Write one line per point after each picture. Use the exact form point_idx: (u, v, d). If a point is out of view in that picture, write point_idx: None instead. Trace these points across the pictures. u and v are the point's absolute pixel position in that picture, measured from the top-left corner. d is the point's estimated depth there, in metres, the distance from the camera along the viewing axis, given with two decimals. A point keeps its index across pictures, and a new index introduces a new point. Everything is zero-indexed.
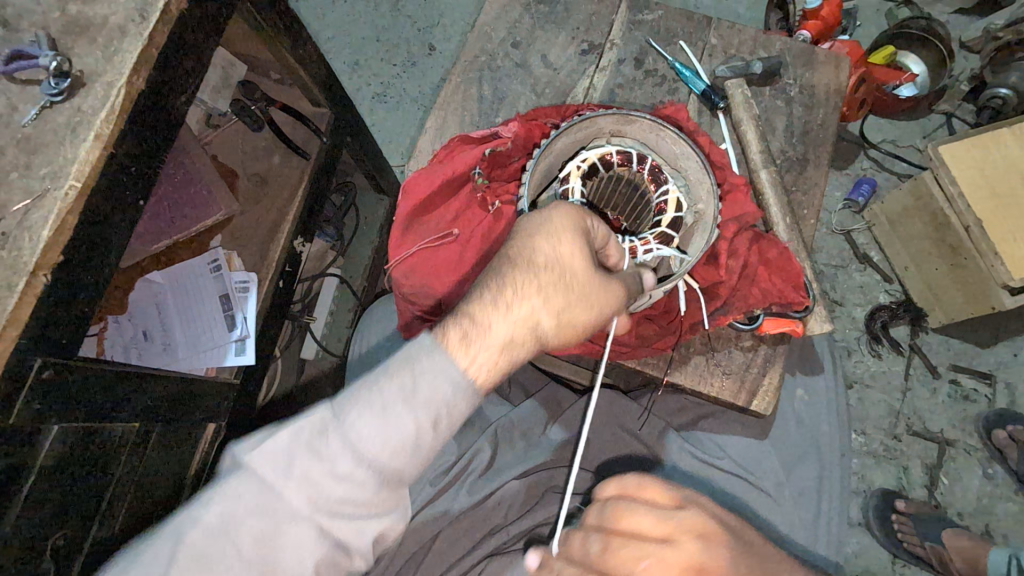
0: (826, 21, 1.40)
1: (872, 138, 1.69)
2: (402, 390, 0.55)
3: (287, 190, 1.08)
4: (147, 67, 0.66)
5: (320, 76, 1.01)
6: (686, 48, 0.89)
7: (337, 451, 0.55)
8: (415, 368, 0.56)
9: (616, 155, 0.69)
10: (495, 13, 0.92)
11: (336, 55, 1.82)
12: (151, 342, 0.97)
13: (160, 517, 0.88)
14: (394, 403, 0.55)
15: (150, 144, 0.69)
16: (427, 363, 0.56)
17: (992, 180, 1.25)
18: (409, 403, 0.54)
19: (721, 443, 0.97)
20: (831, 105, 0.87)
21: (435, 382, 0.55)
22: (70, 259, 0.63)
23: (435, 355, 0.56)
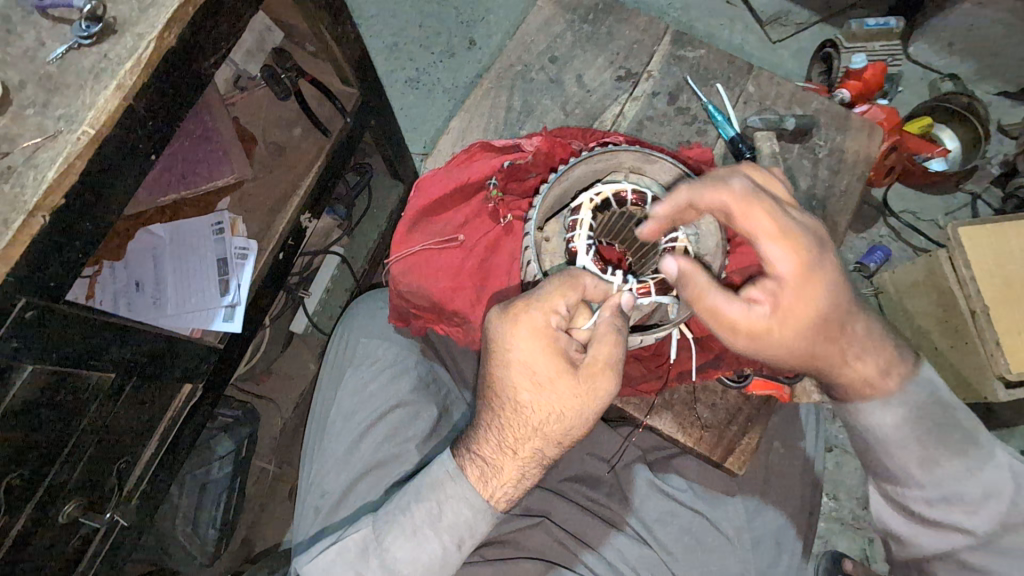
0: (867, 84, 1.40)
1: (893, 207, 1.68)
2: (430, 515, 0.70)
3: (302, 165, 1.06)
4: (180, 25, 0.66)
5: (353, 57, 1.01)
6: (722, 91, 0.88)
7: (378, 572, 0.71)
8: (439, 495, 0.70)
9: (632, 194, 0.67)
10: (537, 25, 0.92)
11: (376, 34, 1.81)
12: (141, 294, 0.97)
13: (121, 470, 0.88)
14: (423, 528, 0.70)
15: (170, 101, 0.69)
16: (450, 491, 0.70)
17: (1009, 273, 1.25)
18: (435, 528, 0.69)
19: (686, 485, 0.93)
20: (857, 172, 0.85)
21: (458, 510, 0.69)
22: (70, 205, 0.62)
23: (457, 486, 0.70)
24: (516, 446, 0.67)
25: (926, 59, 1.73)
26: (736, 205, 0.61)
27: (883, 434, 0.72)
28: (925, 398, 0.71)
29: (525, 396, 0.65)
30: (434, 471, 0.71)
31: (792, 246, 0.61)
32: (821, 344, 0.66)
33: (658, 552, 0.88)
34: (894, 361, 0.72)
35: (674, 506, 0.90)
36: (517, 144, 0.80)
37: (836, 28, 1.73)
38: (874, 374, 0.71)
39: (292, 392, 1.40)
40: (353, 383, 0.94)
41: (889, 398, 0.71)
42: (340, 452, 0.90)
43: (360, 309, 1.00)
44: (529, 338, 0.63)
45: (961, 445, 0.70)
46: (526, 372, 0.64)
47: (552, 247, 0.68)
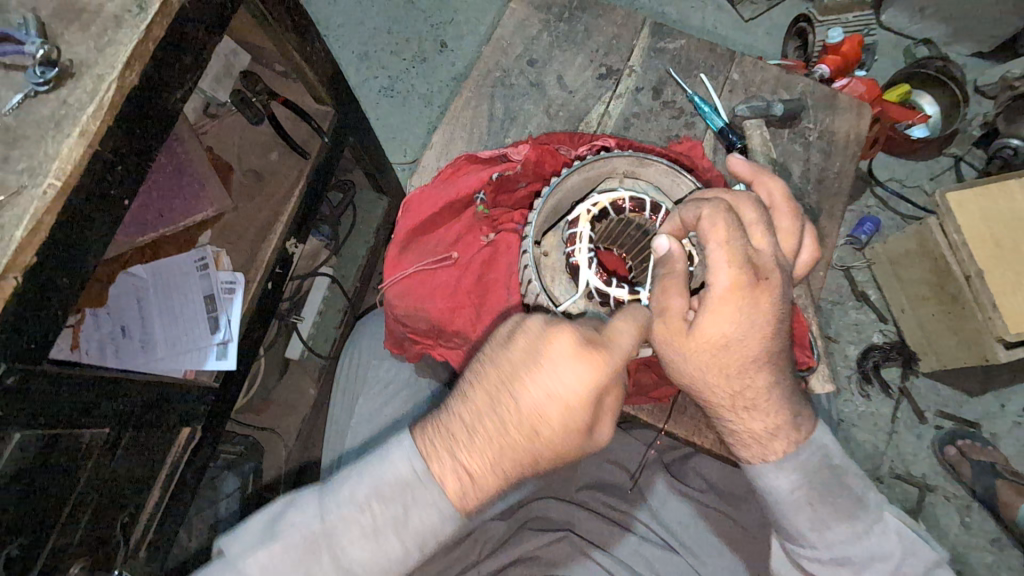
0: (845, 56, 1.39)
1: (879, 176, 1.69)
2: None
3: (283, 192, 1.04)
4: (141, 64, 0.63)
5: (325, 74, 0.98)
6: (706, 81, 0.86)
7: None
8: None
9: (628, 201, 0.64)
10: (512, 27, 0.89)
11: (345, 45, 1.77)
12: (128, 339, 0.91)
13: (125, 522, 0.85)
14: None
15: (141, 143, 0.66)
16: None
17: (1002, 233, 1.24)
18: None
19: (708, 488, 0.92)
20: (849, 152, 0.84)
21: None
22: (44, 262, 0.59)
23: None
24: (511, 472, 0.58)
25: (899, 26, 1.73)
26: (710, 215, 0.57)
27: (779, 499, 0.67)
28: (824, 456, 0.66)
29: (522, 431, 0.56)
30: None
31: (735, 267, 0.56)
32: (720, 376, 0.60)
33: (684, 556, 0.86)
34: (799, 418, 0.66)
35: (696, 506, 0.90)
36: (503, 154, 0.77)
37: (807, 2, 1.72)
38: (762, 433, 0.65)
39: (293, 420, 1.38)
40: (366, 411, 0.92)
41: (786, 462, 0.65)
42: None
43: (364, 336, 0.99)
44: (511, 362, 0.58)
45: (851, 510, 0.68)
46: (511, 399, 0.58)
47: (551, 263, 0.65)
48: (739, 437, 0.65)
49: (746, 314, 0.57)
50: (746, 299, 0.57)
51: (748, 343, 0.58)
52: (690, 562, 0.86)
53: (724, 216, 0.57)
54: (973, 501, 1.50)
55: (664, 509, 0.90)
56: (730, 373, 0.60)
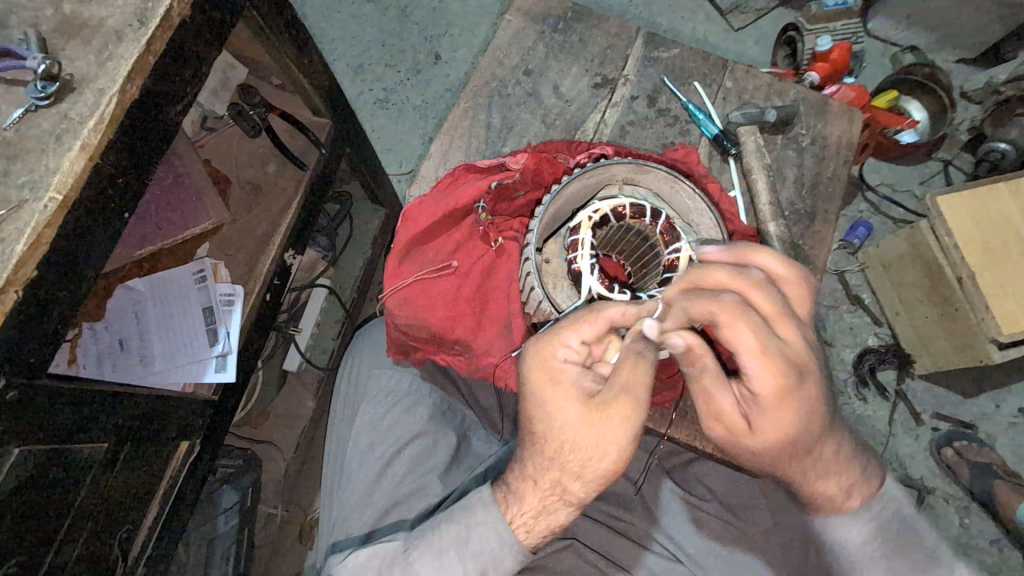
0: (834, 64, 1.41)
1: (870, 181, 1.71)
2: (456, 539, 0.67)
3: (282, 203, 1.05)
4: (143, 77, 0.63)
5: (322, 86, 0.98)
6: (700, 89, 0.88)
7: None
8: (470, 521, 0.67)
9: (629, 208, 0.65)
10: (507, 38, 0.90)
11: (340, 57, 1.78)
12: (127, 353, 0.91)
13: (122, 537, 0.84)
14: (449, 551, 0.67)
15: (142, 156, 0.66)
16: (481, 518, 0.67)
17: (990, 236, 1.26)
18: (461, 553, 0.66)
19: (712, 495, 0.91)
20: (842, 157, 0.85)
21: (487, 538, 0.66)
22: (44, 276, 0.59)
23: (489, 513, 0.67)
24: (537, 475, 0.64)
25: (885, 34, 1.76)
26: (724, 318, 0.57)
27: (848, 548, 0.74)
28: (894, 510, 0.73)
29: (555, 432, 0.61)
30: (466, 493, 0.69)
31: (779, 371, 0.58)
32: (789, 460, 0.67)
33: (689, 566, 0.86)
34: (863, 472, 0.72)
35: (699, 514, 0.89)
36: (502, 163, 0.78)
37: (795, 11, 1.75)
38: (836, 493, 0.72)
39: (291, 432, 1.37)
40: (367, 417, 0.92)
41: (855, 514, 0.73)
42: (360, 491, 0.87)
43: (363, 347, 0.99)
44: (541, 373, 0.62)
45: (925, 564, 0.71)
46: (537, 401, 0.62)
47: (553, 269, 0.66)
48: (816, 499, 0.73)
49: (778, 357, 0.57)
50: (770, 346, 0.58)
51: (810, 432, 0.63)
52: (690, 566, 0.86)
53: (743, 312, 0.56)
54: (972, 502, 1.50)
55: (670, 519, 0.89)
56: (803, 454, 0.66)
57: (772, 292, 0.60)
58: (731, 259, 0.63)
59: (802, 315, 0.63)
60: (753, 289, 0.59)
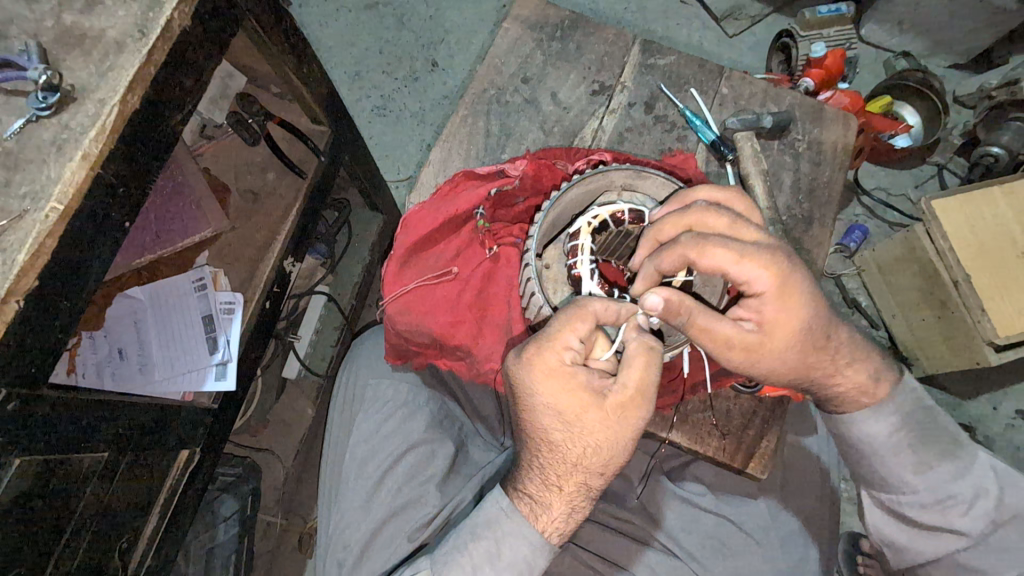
0: (829, 70, 1.42)
1: (865, 185, 1.72)
2: (487, 554, 0.67)
3: (282, 210, 1.05)
4: (143, 87, 0.64)
5: (321, 94, 0.99)
6: (697, 96, 0.88)
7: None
8: (496, 535, 0.67)
9: (627, 213, 0.66)
10: (505, 46, 0.91)
11: (337, 65, 1.79)
12: (126, 361, 0.91)
13: (122, 547, 0.84)
14: (482, 568, 0.67)
15: (142, 166, 0.66)
16: (507, 531, 0.67)
17: (983, 239, 1.28)
18: (495, 566, 0.66)
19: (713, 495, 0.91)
20: (838, 162, 0.86)
21: (517, 548, 0.66)
22: (45, 285, 0.59)
23: (512, 522, 0.67)
24: (560, 481, 0.65)
25: (878, 39, 1.78)
26: (694, 253, 0.59)
27: (878, 443, 0.74)
28: (916, 401, 0.74)
29: (572, 436, 0.62)
30: (488, 507, 0.69)
31: (765, 265, 0.60)
32: (811, 355, 0.66)
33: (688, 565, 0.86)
34: (879, 367, 0.74)
35: (699, 514, 0.89)
36: (500, 169, 0.78)
37: (789, 18, 1.76)
38: (864, 384, 0.72)
39: (291, 440, 1.36)
40: (364, 429, 0.91)
41: (882, 407, 0.73)
42: (356, 503, 0.87)
43: (361, 352, 0.99)
44: (550, 379, 0.61)
45: (951, 449, 0.73)
46: (549, 406, 0.62)
47: (553, 275, 0.66)
48: (845, 398, 0.73)
49: (758, 263, 0.60)
50: (744, 266, 0.60)
51: (818, 319, 0.64)
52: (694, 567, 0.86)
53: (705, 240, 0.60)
54: None
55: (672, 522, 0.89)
56: (821, 346, 0.66)
57: (723, 209, 0.62)
58: (678, 205, 0.65)
59: (756, 220, 0.65)
60: (711, 211, 0.62)
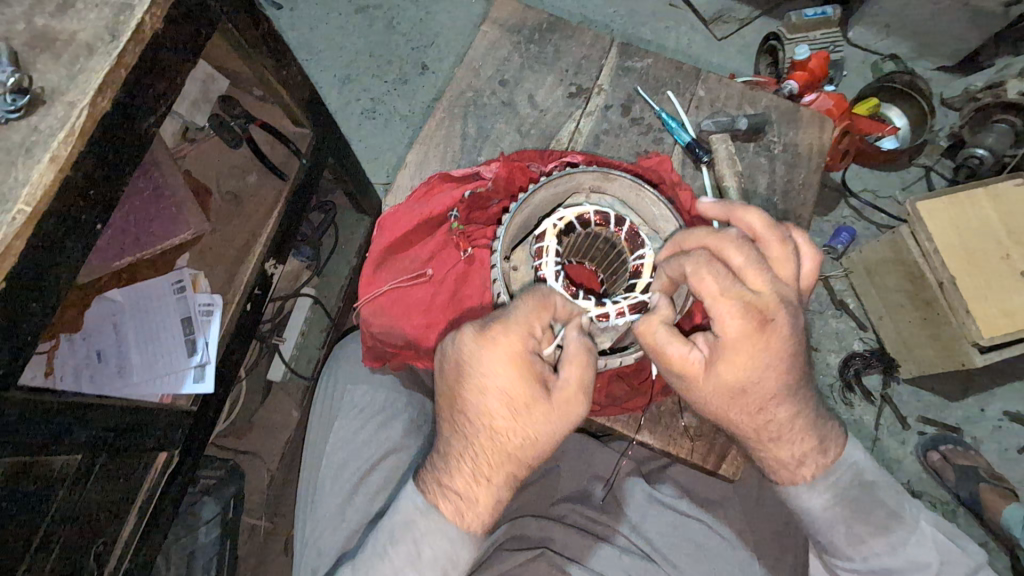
0: (813, 72, 1.43)
1: (853, 187, 1.73)
2: (408, 556, 0.65)
3: (262, 212, 1.05)
4: (114, 90, 0.64)
5: (302, 97, 0.99)
6: (673, 98, 0.89)
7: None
8: (412, 535, 0.65)
9: (594, 215, 0.65)
10: (484, 49, 0.91)
11: (326, 69, 1.80)
12: (104, 364, 0.91)
13: (97, 551, 0.84)
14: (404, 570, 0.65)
15: (112, 168, 0.67)
16: (422, 528, 0.65)
17: (967, 241, 1.28)
18: (417, 566, 0.65)
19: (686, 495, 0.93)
20: (813, 164, 0.87)
21: (436, 544, 0.65)
22: (13, 287, 0.59)
23: (431, 523, 0.65)
24: (484, 470, 0.62)
25: (866, 42, 1.79)
26: (689, 268, 0.57)
27: (812, 517, 0.72)
28: (852, 477, 0.70)
29: (503, 422, 0.61)
30: (403, 508, 0.66)
31: (740, 313, 0.57)
32: (739, 415, 0.64)
33: (664, 569, 0.86)
34: (829, 439, 0.70)
35: (675, 516, 0.90)
36: (477, 171, 0.79)
37: (777, 21, 1.77)
38: (790, 461, 0.69)
39: (275, 443, 1.36)
40: (343, 433, 0.91)
41: (817, 482, 0.70)
42: (333, 508, 0.87)
43: (343, 356, 0.99)
44: (499, 360, 0.60)
45: (885, 522, 0.70)
46: (483, 389, 0.60)
47: (520, 276, 0.66)
48: (769, 464, 0.71)
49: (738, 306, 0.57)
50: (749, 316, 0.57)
51: (762, 385, 0.61)
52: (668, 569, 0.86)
53: (708, 261, 0.57)
54: (959, 506, 1.51)
55: (649, 527, 0.89)
56: (750, 414, 0.64)
57: (749, 247, 0.57)
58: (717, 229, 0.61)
59: (786, 274, 0.60)
60: (737, 244, 0.58)
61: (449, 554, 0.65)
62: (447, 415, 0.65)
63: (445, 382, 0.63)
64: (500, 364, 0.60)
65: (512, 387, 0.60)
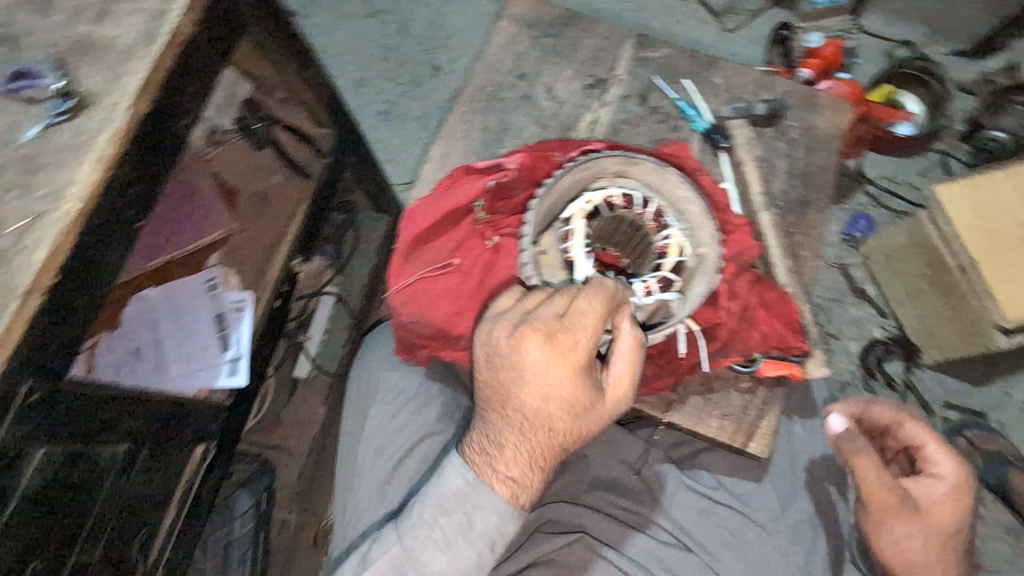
0: (826, 61, 1.45)
1: (869, 174, 1.72)
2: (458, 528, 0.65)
3: (289, 211, 1.08)
4: (153, 91, 0.67)
5: (325, 97, 1.02)
6: (690, 86, 0.90)
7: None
8: (465, 505, 0.65)
9: (620, 198, 0.67)
10: (502, 44, 0.93)
11: (341, 73, 1.83)
12: (142, 360, 0.93)
13: (140, 541, 0.86)
14: (455, 541, 0.65)
15: (152, 168, 0.70)
16: (477, 502, 0.65)
17: (990, 222, 1.26)
18: (467, 537, 0.65)
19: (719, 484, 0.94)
20: (832, 147, 0.87)
21: (488, 517, 0.65)
22: (64, 281, 0.62)
23: (482, 494, 0.65)
24: (535, 453, 0.65)
25: (879, 29, 1.78)
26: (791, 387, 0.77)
27: None
28: None
29: (558, 421, 0.63)
30: (451, 478, 0.67)
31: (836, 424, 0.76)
32: (943, 553, 0.82)
33: (698, 554, 0.90)
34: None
35: (709, 504, 0.92)
36: (499, 162, 0.80)
37: (788, 11, 1.77)
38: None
39: (303, 438, 1.39)
40: (378, 421, 0.94)
41: None
42: (372, 494, 0.90)
43: (372, 347, 0.99)
44: (560, 359, 0.61)
45: None
46: (541, 393, 0.62)
47: (550, 260, 0.67)
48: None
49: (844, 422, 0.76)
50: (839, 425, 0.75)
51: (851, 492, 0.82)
52: (707, 559, 0.90)
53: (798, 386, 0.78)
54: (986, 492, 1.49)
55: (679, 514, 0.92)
56: (947, 549, 0.82)
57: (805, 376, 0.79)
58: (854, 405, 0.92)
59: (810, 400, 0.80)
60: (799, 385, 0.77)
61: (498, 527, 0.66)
62: (495, 404, 0.65)
63: (498, 374, 0.64)
64: (561, 361, 0.62)
65: (570, 381, 0.62)
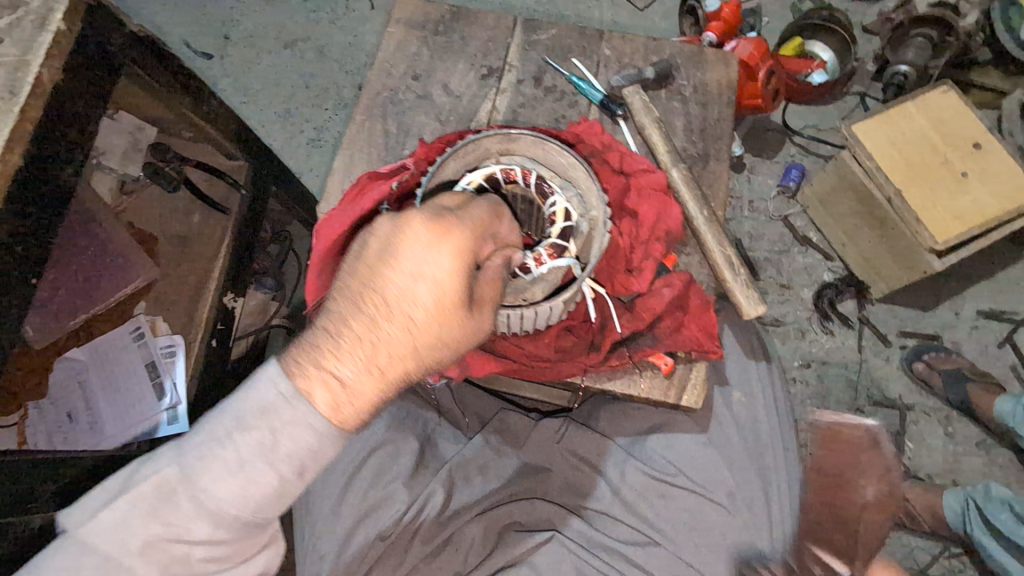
0: (728, 22, 1.48)
1: (794, 125, 1.76)
2: (259, 445, 0.58)
3: (210, 249, 1.06)
4: (22, 145, 0.65)
5: (230, 130, 1.00)
6: (580, 63, 0.91)
7: (194, 515, 0.59)
8: (272, 421, 0.58)
9: (501, 173, 0.66)
10: (392, 49, 0.93)
11: (265, 107, 1.81)
12: (77, 424, 0.93)
13: None
14: (251, 460, 0.58)
15: (34, 224, 0.68)
16: (288, 417, 0.58)
17: (905, 154, 1.30)
18: (269, 459, 0.58)
19: (675, 466, 0.99)
20: (725, 99, 0.89)
21: (298, 437, 0.58)
22: None
23: (293, 409, 0.58)
24: (386, 366, 0.59)
25: None
26: None
27: None
28: None
29: (422, 317, 0.59)
30: (263, 390, 0.59)
31: None
32: None
33: (662, 541, 0.97)
34: None
35: (667, 488, 0.98)
36: (402, 165, 0.81)
37: None
38: None
39: None
40: None
41: None
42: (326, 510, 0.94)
43: None
44: (428, 246, 0.58)
45: None
46: (414, 274, 0.59)
47: None
48: None
49: None
50: None
51: None
52: (665, 539, 0.97)
53: None
54: (952, 411, 1.53)
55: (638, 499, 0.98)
56: None
57: None
58: None
59: None
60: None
61: (313, 447, 0.59)
62: (361, 290, 0.59)
63: (363, 265, 0.60)
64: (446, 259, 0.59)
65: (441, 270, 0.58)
